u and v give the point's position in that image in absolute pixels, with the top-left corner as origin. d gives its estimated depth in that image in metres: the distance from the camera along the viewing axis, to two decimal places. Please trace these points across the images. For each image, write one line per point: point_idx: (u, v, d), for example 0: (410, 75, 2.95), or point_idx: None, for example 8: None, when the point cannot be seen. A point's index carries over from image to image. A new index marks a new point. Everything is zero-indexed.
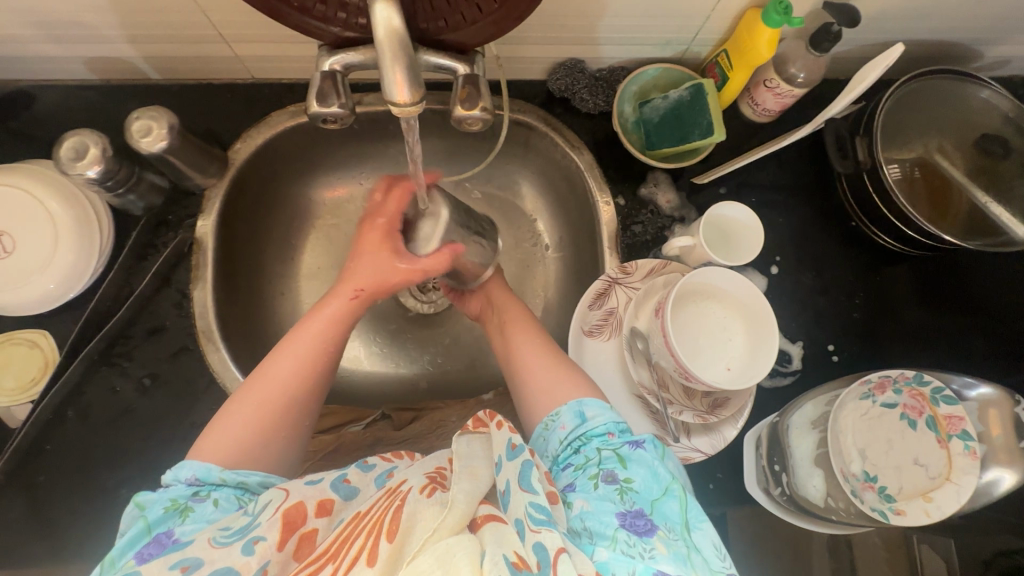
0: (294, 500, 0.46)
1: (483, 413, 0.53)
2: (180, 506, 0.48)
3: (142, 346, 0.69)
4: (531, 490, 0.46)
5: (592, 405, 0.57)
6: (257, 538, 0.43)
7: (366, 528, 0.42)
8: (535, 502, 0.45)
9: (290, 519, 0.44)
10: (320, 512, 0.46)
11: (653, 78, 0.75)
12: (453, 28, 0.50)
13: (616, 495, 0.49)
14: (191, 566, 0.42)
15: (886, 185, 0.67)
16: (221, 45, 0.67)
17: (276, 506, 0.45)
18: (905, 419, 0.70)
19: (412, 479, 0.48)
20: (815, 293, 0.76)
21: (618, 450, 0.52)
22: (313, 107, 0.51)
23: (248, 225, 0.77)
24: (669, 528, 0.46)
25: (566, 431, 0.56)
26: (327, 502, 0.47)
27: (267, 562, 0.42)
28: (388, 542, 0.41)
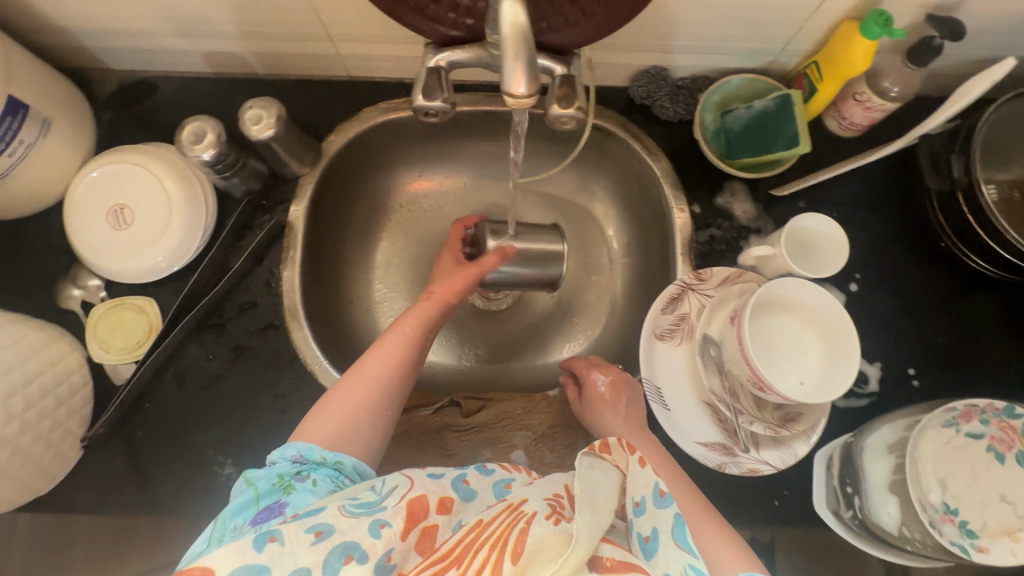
0: (417, 492, 0.46)
1: (613, 440, 0.47)
2: (284, 483, 0.52)
3: (235, 319, 0.73)
4: (688, 551, 0.42)
5: None
6: (383, 523, 0.43)
7: (490, 541, 0.40)
8: (693, 565, 0.41)
9: (413, 510, 0.44)
10: (440, 509, 0.46)
11: (735, 88, 0.75)
12: (555, 29, 0.52)
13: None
14: (324, 532, 0.42)
15: (982, 204, 0.65)
16: (326, 44, 0.72)
17: (401, 494, 0.45)
18: (993, 451, 0.67)
19: (534, 501, 0.43)
20: (897, 313, 0.73)
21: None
22: (417, 99, 0.54)
23: (333, 213, 0.81)
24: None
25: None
26: (447, 501, 0.46)
27: (391, 549, 0.42)
28: (512, 563, 0.39)
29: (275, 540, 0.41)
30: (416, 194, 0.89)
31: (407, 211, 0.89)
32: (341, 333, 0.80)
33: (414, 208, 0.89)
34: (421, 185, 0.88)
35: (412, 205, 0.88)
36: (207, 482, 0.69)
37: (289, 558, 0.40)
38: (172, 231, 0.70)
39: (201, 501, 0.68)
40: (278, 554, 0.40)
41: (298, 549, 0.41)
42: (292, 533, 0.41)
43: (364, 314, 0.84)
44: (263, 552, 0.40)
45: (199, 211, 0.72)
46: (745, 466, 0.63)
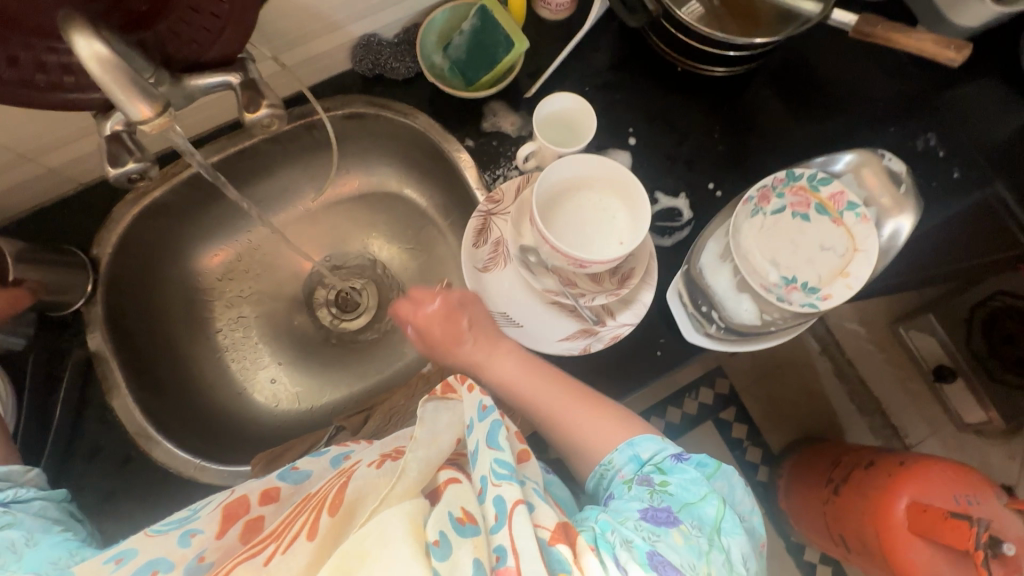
0: (237, 494, 0.48)
1: (450, 378, 0.53)
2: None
3: (87, 471, 0.69)
4: (496, 447, 0.46)
5: (645, 443, 0.55)
6: (194, 531, 0.45)
7: (312, 506, 0.43)
8: (498, 458, 0.45)
9: (230, 512, 0.46)
10: (264, 500, 0.48)
11: (445, 21, 0.76)
12: (206, 46, 0.51)
13: (648, 494, 0.50)
14: (124, 558, 0.42)
15: (679, 21, 0.70)
16: (29, 165, 0.67)
17: (219, 502, 0.47)
18: (798, 216, 0.73)
19: (365, 458, 0.49)
20: (677, 145, 0.80)
21: (662, 460, 0.53)
22: (110, 171, 0.52)
23: (144, 319, 0.77)
24: (693, 526, 0.48)
25: (623, 475, 0.54)
26: (272, 491, 0.49)
27: (204, 550, 0.44)
28: (329, 515, 0.42)
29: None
30: (224, 262, 0.85)
31: (225, 281, 0.85)
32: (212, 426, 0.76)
33: (228, 274, 0.85)
34: (225, 251, 0.85)
35: (227, 272, 0.85)
36: None
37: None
38: None
39: None
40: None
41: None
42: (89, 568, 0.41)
43: (232, 397, 0.81)
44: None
45: None
46: (608, 337, 0.67)
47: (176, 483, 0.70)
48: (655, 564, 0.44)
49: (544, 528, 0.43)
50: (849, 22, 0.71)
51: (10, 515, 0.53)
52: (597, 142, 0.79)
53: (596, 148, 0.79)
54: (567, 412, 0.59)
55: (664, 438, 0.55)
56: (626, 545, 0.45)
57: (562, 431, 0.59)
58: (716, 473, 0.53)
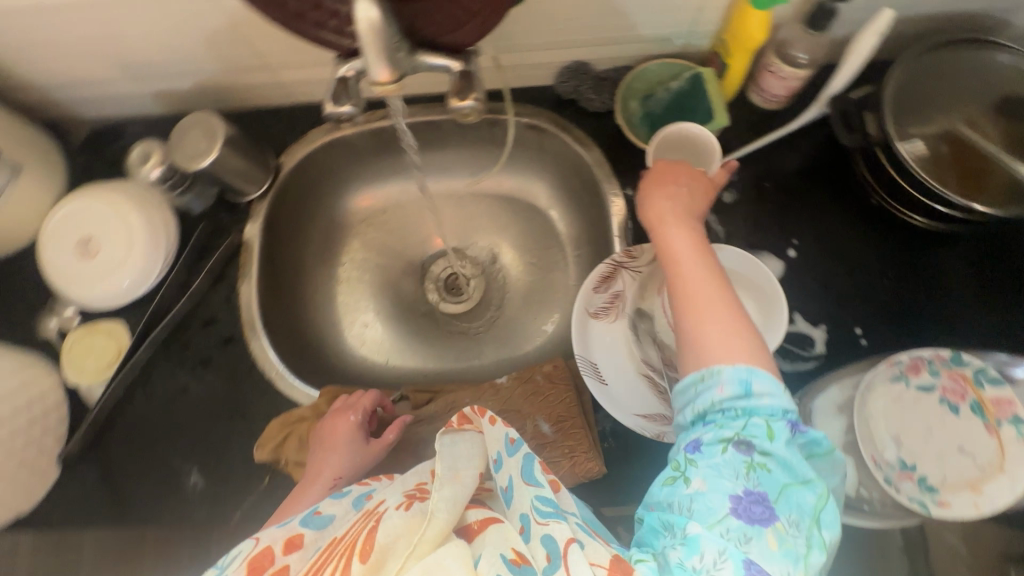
0: (262, 546, 0.45)
1: (468, 410, 0.53)
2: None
3: (197, 334, 0.78)
4: (535, 484, 0.48)
5: (763, 379, 0.49)
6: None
7: (342, 551, 0.43)
8: (540, 495, 0.47)
9: (256, 566, 0.44)
10: (289, 549, 0.46)
11: (654, 74, 0.77)
12: (448, 31, 0.57)
13: (744, 469, 0.47)
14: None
15: (899, 156, 0.65)
16: (267, 73, 0.78)
17: (243, 556, 0.45)
18: (946, 404, 0.65)
19: (389, 499, 0.48)
20: (838, 275, 0.74)
21: (771, 423, 0.48)
22: (328, 108, 0.59)
23: (292, 230, 0.86)
24: (791, 521, 0.45)
25: (722, 394, 0.49)
26: (297, 539, 0.47)
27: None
28: (361, 563, 0.42)
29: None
30: (371, 208, 0.92)
31: (364, 225, 0.92)
32: (303, 342, 0.84)
33: (370, 219, 0.93)
34: (377, 199, 0.92)
35: (369, 218, 0.92)
36: (176, 491, 0.72)
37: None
38: (135, 256, 0.75)
39: (169, 508, 0.72)
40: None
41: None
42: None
43: (327, 324, 0.88)
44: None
45: (161, 236, 0.76)
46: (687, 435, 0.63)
47: (256, 377, 0.77)
48: None
49: (601, 566, 0.42)
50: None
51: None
52: (753, 239, 0.76)
53: (750, 245, 0.76)
54: (697, 294, 0.54)
55: (784, 385, 0.49)
56: (716, 553, 0.43)
57: (694, 347, 0.52)
58: (822, 448, 0.49)
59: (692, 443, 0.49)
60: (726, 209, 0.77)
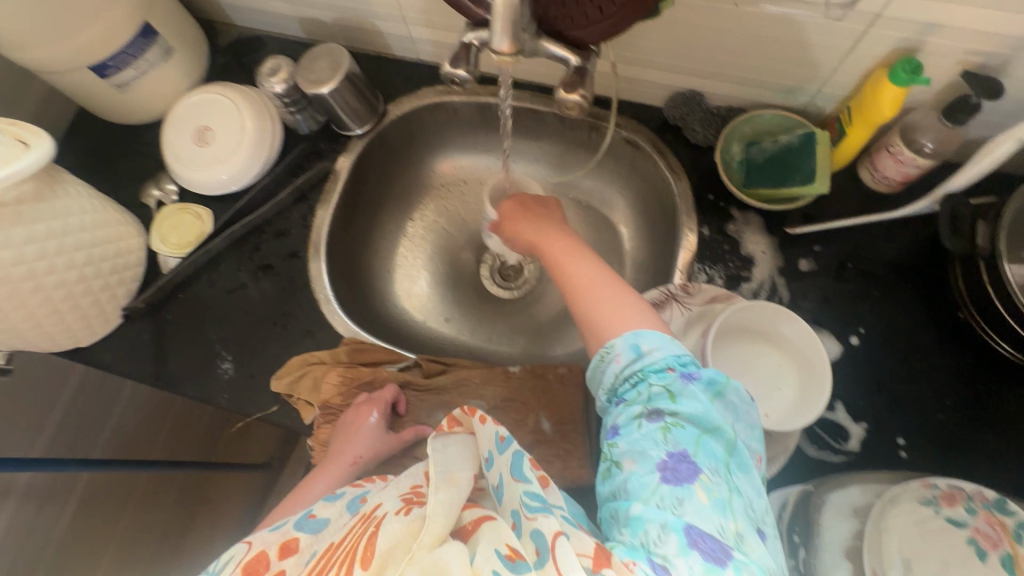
0: (254, 551, 0.48)
1: (456, 412, 0.55)
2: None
3: (269, 241, 0.84)
4: (524, 480, 0.48)
5: (649, 337, 0.52)
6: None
7: (339, 559, 0.44)
8: (529, 490, 0.47)
9: (252, 569, 0.47)
10: (285, 553, 0.48)
11: (768, 123, 0.76)
12: (576, 25, 0.58)
13: (661, 435, 0.47)
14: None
15: (1004, 276, 0.61)
16: (402, 26, 0.82)
17: (238, 561, 0.48)
18: (974, 546, 0.56)
19: (386, 503, 0.48)
20: (897, 378, 0.69)
21: (669, 386, 0.49)
22: (446, 68, 0.62)
23: (378, 174, 0.91)
24: (712, 470, 0.45)
25: (620, 364, 0.52)
26: (292, 542, 0.49)
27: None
28: (361, 569, 0.43)
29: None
30: (455, 175, 0.96)
31: (444, 189, 0.96)
32: (356, 278, 0.88)
33: (450, 187, 0.96)
34: (463, 169, 0.96)
35: (450, 184, 0.96)
36: (208, 372, 0.78)
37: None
38: (239, 155, 0.81)
39: (198, 385, 0.78)
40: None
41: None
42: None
43: (381, 269, 0.92)
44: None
45: (266, 143, 0.83)
46: None
47: (306, 295, 0.82)
48: (694, 539, 0.42)
49: (587, 556, 0.41)
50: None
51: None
52: (817, 314, 0.73)
53: (812, 319, 0.73)
54: (590, 292, 0.58)
55: (670, 337, 0.52)
56: (660, 528, 0.43)
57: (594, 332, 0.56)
58: (725, 390, 0.50)
59: (612, 427, 0.50)
60: (799, 276, 0.74)
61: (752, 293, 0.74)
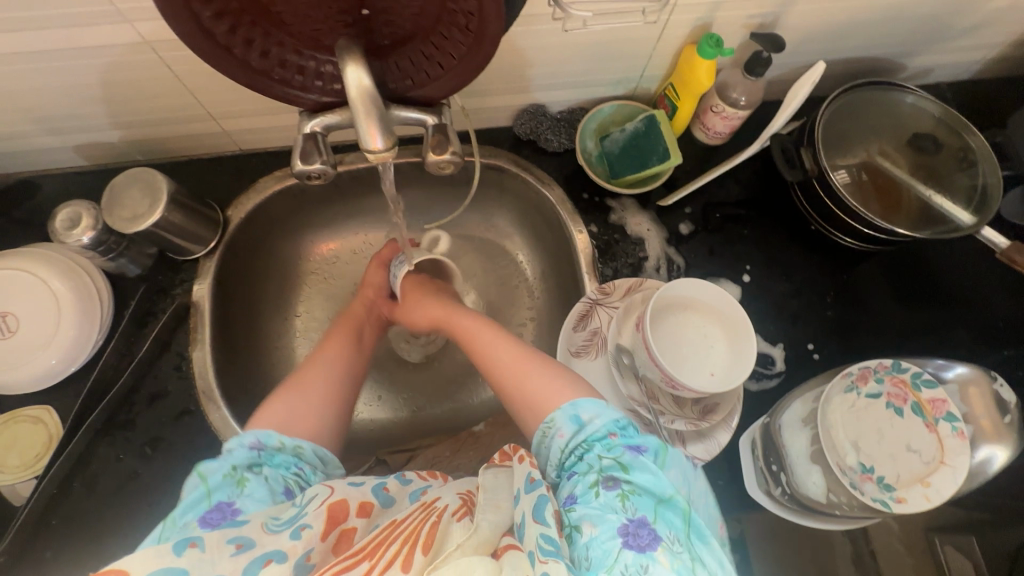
0: (337, 496, 0.48)
1: (506, 448, 0.55)
2: (237, 475, 0.50)
3: (144, 412, 0.70)
4: (543, 522, 0.46)
5: (588, 406, 0.54)
6: (304, 526, 0.44)
7: (402, 536, 0.43)
8: (545, 534, 0.45)
9: (334, 513, 0.46)
10: (360, 513, 0.48)
11: (609, 115, 0.82)
12: (419, 85, 0.56)
13: (619, 503, 0.48)
14: (245, 544, 0.42)
15: (834, 187, 0.72)
16: (210, 123, 0.72)
17: (321, 500, 0.47)
18: (892, 407, 0.72)
19: (446, 498, 0.49)
20: (788, 296, 0.80)
21: (620, 457, 0.50)
22: (297, 166, 0.55)
23: (243, 285, 0.80)
24: (672, 539, 0.46)
25: (564, 438, 0.53)
26: (368, 505, 0.49)
27: (311, 549, 0.43)
28: (423, 554, 0.42)
29: (196, 546, 0.41)
30: (327, 254, 0.89)
31: (320, 272, 0.88)
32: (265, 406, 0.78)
33: (327, 268, 0.89)
34: (333, 245, 0.89)
35: (325, 266, 0.88)
36: None
37: (209, 564, 0.40)
38: (64, 330, 0.68)
39: None
40: (198, 560, 0.40)
41: (218, 557, 0.41)
42: (214, 541, 0.42)
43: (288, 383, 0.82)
44: (184, 556, 0.40)
45: (92, 303, 0.70)
46: None
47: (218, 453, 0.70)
48: None
49: None
50: (999, 245, 0.71)
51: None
52: (710, 268, 0.81)
53: (708, 273, 0.80)
54: (518, 370, 0.60)
55: (607, 404, 0.54)
56: None
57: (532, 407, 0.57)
58: (669, 459, 0.52)
59: (568, 496, 0.51)
60: (683, 240, 0.81)
61: (654, 269, 0.80)
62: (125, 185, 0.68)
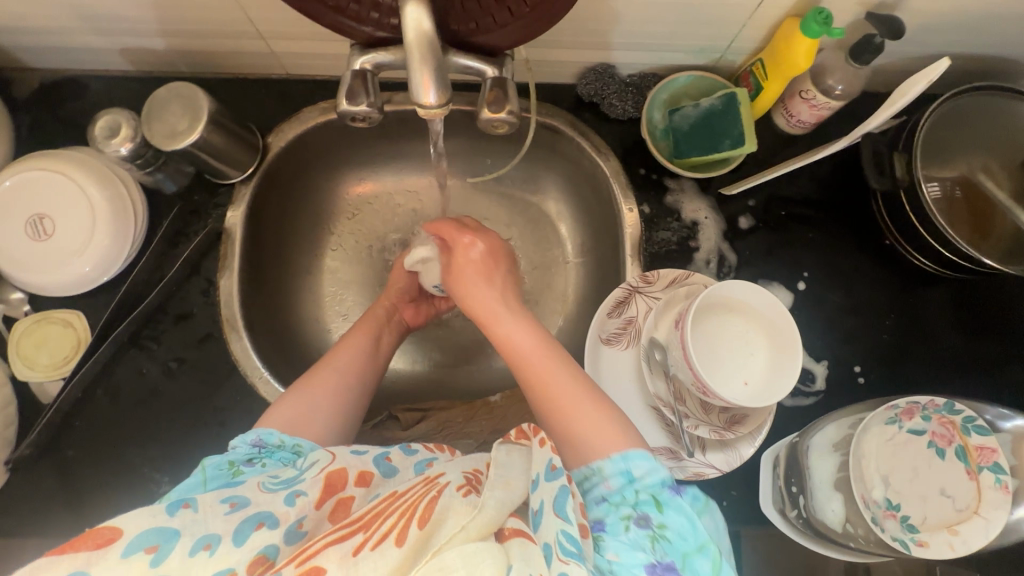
0: (338, 465, 0.48)
1: (524, 424, 0.50)
2: (234, 467, 0.49)
3: (169, 330, 0.71)
4: (565, 517, 0.43)
5: (639, 460, 0.47)
6: (299, 493, 0.44)
7: (400, 510, 0.41)
8: (565, 531, 0.42)
9: (331, 482, 0.46)
10: (359, 482, 0.47)
11: (683, 86, 0.74)
12: (483, 30, 0.50)
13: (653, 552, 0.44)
14: (239, 503, 0.43)
15: (924, 204, 0.65)
16: (258, 42, 0.68)
17: (321, 467, 0.48)
18: (933, 447, 0.67)
19: (450, 475, 0.47)
20: (843, 312, 0.74)
21: (660, 506, 0.46)
22: (342, 105, 0.51)
23: (276, 215, 0.78)
24: None
25: (607, 487, 0.47)
26: (367, 475, 0.48)
27: (304, 516, 0.43)
28: (418, 528, 0.40)
29: (189, 507, 0.42)
30: (364, 195, 0.86)
31: (354, 212, 0.85)
32: (285, 341, 0.77)
33: (362, 211, 0.86)
34: (371, 186, 0.85)
35: (359, 206, 0.85)
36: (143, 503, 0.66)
37: (201, 525, 0.40)
38: (100, 238, 0.67)
39: None
40: (191, 520, 0.41)
41: (211, 516, 0.41)
42: (207, 502, 0.42)
43: (310, 321, 0.82)
44: (176, 517, 0.40)
45: (128, 215, 0.68)
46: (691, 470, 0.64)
47: (235, 382, 0.70)
48: None
49: None
50: None
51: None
52: (765, 269, 0.75)
53: (762, 275, 0.75)
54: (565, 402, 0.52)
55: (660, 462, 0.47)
56: None
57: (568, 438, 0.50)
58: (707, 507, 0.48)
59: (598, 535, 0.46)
60: (741, 235, 0.75)
61: (704, 262, 0.75)
62: (167, 99, 0.65)
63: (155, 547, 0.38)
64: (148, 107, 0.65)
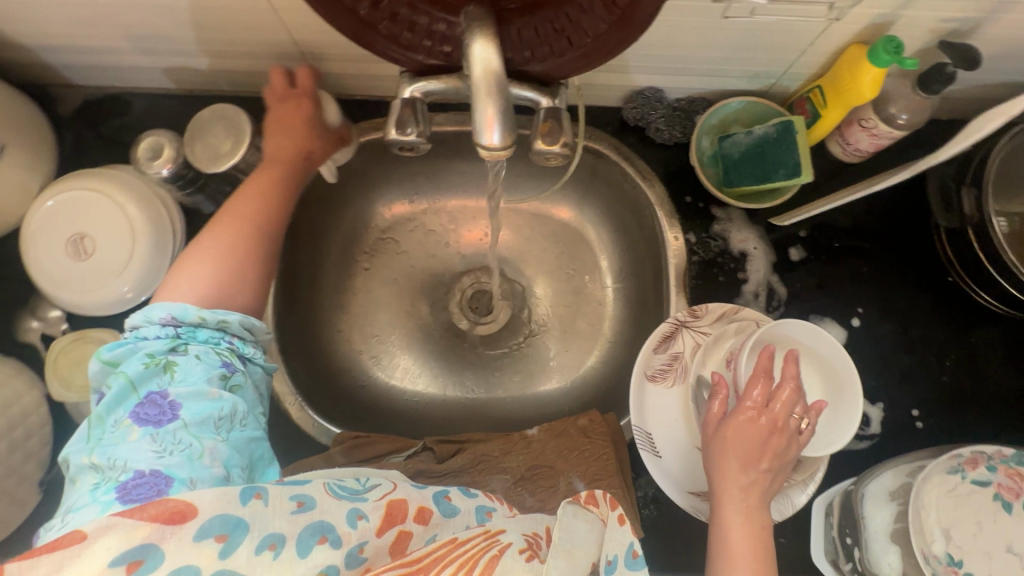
0: (400, 495, 0.47)
1: (598, 491, 0.48)
2: (161, 362, 0.50)
3: None
4: None
5: None
6: (361, 514, 0.44)
7: (459, 559, 0.41)
8: None
9: (391, 512, 0.45)
10: (418, 518, 0.46)
11: (735, 111, 0.71)
12: (540, 59, 0.48)
13: None
14: (306, 503, 0.43)
15: (992, 239, 0.61)
16: (301, 62, 0.67)
17: (383, 493, 0.46)
18: (999, 500, 0.62)
19: (511, 534, 0.45)
20: (900, 351, 0.71)
21: None
22: (391, 134, 0.50)
23: (311, 235, 0.77)
24: None
25: None
26: (427, 511, 0.47)
27: (365, 542, 0.43)
28: None
29: (260, 498, 0.41)
30: (399, 215, 0.84)
31: (388, 232, 0.84)
32: (318, 364, 0.75)
33: (397, 231, 0.84)
34: (405, 206, 0.84)
35: (394, 227, 0.84)
36: None
37: (267, 521, 0.41)
38: (139, 258, 0.66)
39: None
40: (260, 514, 0.41)
41: (278, 514, 0.41)
42: (277, 497, 0.42)
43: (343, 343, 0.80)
44: (247, 506, 0.41)
45: (166, 235, 0.68)
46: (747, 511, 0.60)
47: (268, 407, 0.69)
48: None
49: None
50: None
51: (243, 373, 0.53)
52: (816, 303, 0.71)
53: (814, 310, 0.71)
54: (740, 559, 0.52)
55: None
56: None
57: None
58: None
59: None
60: (792, 267, 0.72)
61: (753, 294, 0.71)
62: (211, 117, 0.65)
63: (223, 537, 0.39)
64: (190, 126, 0.65)
